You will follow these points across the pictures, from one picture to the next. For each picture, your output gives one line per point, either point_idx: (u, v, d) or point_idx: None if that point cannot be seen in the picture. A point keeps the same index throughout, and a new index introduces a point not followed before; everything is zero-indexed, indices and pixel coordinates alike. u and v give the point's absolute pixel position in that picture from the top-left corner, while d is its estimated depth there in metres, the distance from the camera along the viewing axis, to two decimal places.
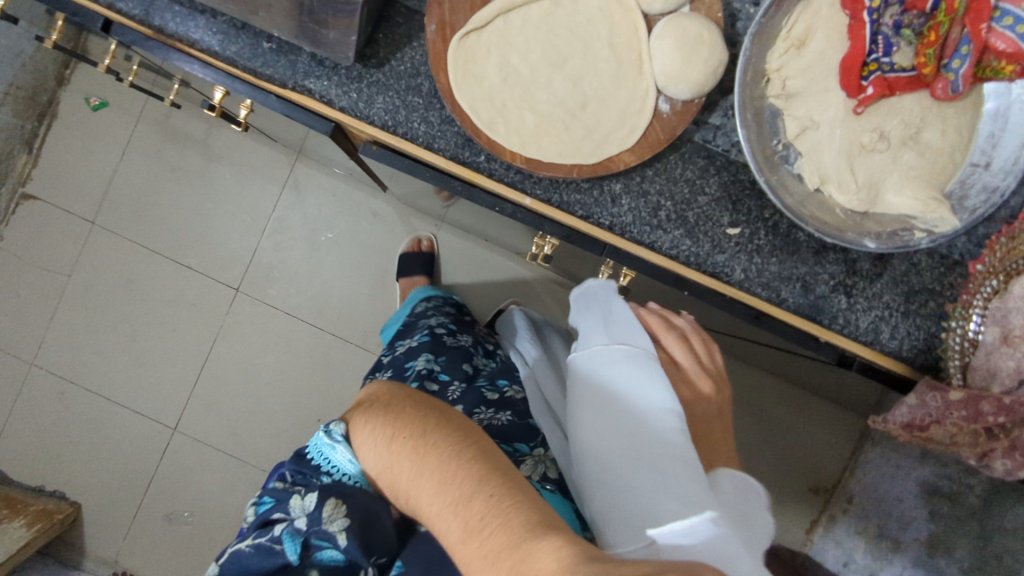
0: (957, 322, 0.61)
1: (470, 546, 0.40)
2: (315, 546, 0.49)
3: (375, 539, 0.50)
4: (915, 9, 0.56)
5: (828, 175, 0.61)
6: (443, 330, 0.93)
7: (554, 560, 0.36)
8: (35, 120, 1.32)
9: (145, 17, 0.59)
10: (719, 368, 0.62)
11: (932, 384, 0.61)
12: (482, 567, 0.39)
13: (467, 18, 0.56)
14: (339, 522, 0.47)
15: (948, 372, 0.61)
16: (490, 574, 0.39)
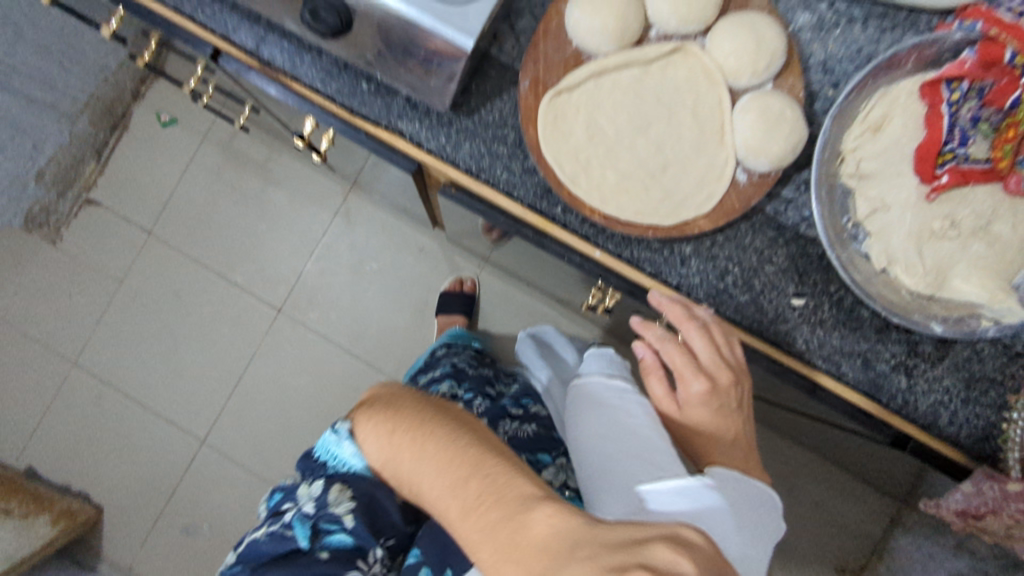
0: (1020, 413, 0.61)
1: (468, 521, 0.40)
2: (325, 530, 0.55)
3: (379, 523, 0.57)
4: (994, 105, 0.57)
5: (895, 257, 0.62)
6: (464, 364, 0.98)
7: (546, 525, 0.36)
8: (107, 130, 1.37)
9: (255, 50, 0.62)
10: (738, 360, 0.58)
11: (989, 472, 0.61)
12: (480, 539, 0.39)
13: (560, 79, 0.58)
14: (344, 505, 0.54)
15: (1008, 464, 0.61)
16: (486, 544, 0.38)
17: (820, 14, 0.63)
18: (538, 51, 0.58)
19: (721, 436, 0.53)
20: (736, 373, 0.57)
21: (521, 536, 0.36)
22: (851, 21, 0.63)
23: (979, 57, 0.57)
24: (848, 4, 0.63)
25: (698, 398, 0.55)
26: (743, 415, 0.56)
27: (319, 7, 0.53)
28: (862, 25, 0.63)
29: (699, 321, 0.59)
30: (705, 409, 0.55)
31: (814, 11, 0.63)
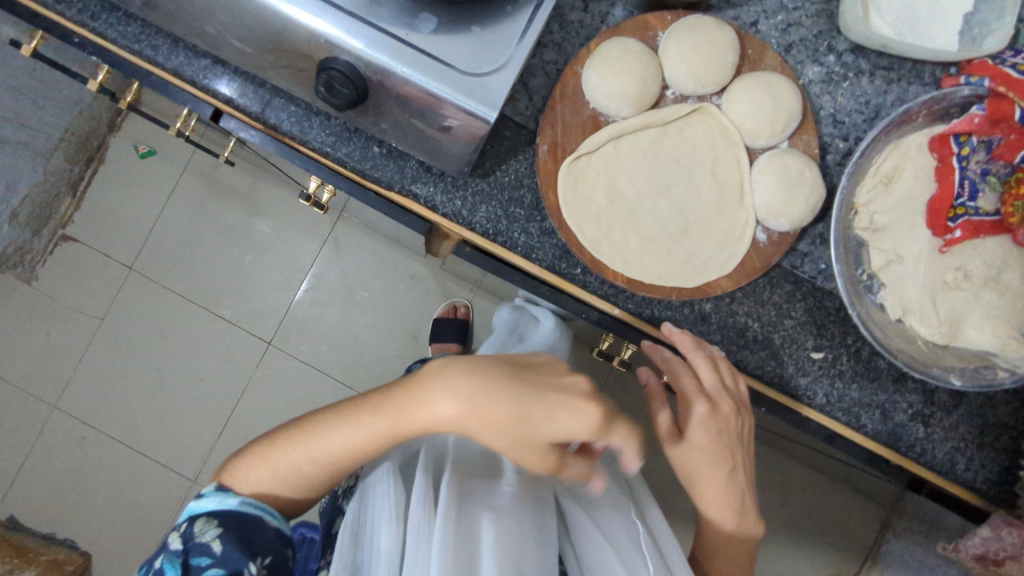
0: None
1: (398, 414, 0.48)
2: (195, 567, 0.50)
3: (256, 539, 0.52)
4: (1002, 159, 0.59)
5: (910, 307, 0.63)
6: None
7: (443, 365, 0.46)
8: (83, 164, 1.33)
9: (261, 114, 0.60)
10: (741, 394, 0.59)
11: (1006, 518, 0.65)
12: (407, 411, 0.47)
13: (579, 142, 0.58)
14: (211, 531, 0.51)
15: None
16: (418, 412, 0.47)
17: (829, 67, 0.63)
18: (554, 114, 0.58)
19: (706, 461, 0.56)
20: (737, 405, 0.58)
21: (467, 367, 0.45)
22: (859, 72, 0.63)
23: (987, 113, 0.59)
24: (855, 57, 0.63)
25: (699, 422, 0.57)
26: (734, 444, 0.58)
27: (333, 80, 0.51)
28: (869, 77, 0.63)
29: (708, 351, 0.60)
30: (708, 436, 0.56)
31: (823, 64, 0.63)
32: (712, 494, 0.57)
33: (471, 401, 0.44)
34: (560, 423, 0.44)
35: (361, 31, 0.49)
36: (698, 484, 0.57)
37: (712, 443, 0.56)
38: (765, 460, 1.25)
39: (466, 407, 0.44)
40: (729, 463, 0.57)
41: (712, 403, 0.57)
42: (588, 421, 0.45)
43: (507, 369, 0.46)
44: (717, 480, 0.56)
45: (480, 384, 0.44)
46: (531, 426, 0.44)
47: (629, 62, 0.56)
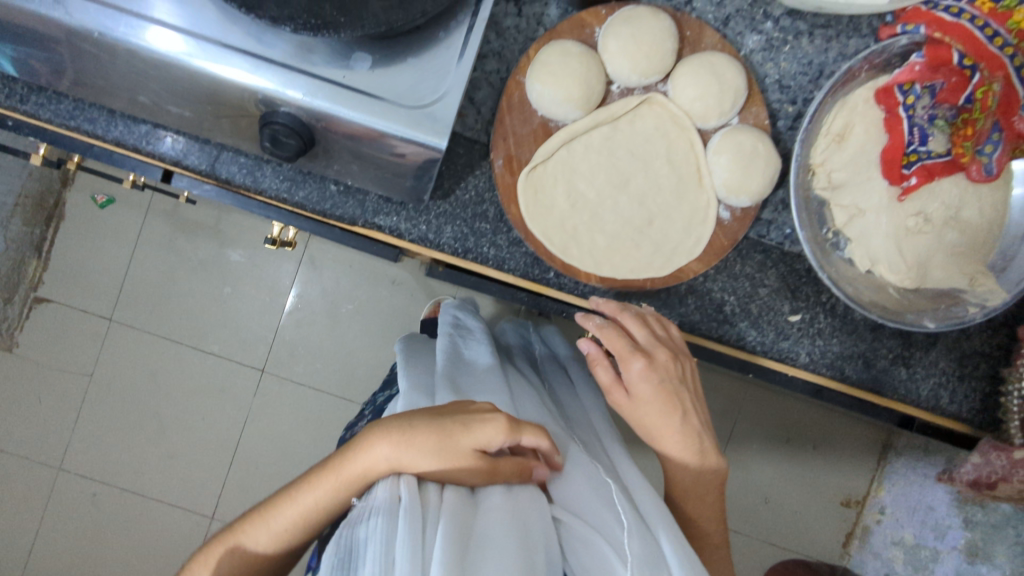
0: (1014, 385, 0.65)
1: (346, 466, 0.48)
2: None
3: None
4: (947, 103, 0.59)
5: (877, 258, 0.65)
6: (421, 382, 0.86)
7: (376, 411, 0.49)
8: (43, 224, 1.31)
9: (211, 171, 0.60)
10: (675, 339, 0.59)
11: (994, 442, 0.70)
12: (353, 460, 0.47)
13: (532, 151, 0.58)
14: None
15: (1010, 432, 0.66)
16: (362, 458, 0.47)
17: (768, 34, 0.63)
18: (504, 127, 0.58)
19: (658, 410, 0.56)
20: (673, 351, 0.58)
21: (406, 419, 0.48)
22: (798, 35, 0.63)
23: (928, 59, 0.59)
24: (793, 20, 0.63)
25: (639, 376, 0.56)
26: (681, 387, 0.57)
27: (276, 133, 0.51)
28: (809, 37, 0.63)
29: (634, 309, 0.60)
30: (652, 385, 0.56)
31: (762, 32, 0.63)
32: (671, 443, 0.57)
33: (396, 436, 0.46)
34: (474, 434, 0.47)
35: (297, 81, 0.49)
36: (656, 432, 0.57)
37: (658, 392, 0.56)
38: (765, 405, 1.28)
39: (393, 441, 0.46)
40: (679, 410, 0.57)
41: (647, 354, 0.57)
42: (500, 423, 0.48)
43: (418, 411, 0.50)
44: (670, 427, 0.56)
45: (399, 425, 0.47)
46: (453, 438, 0.47)
47: (571, 66, 0.56)
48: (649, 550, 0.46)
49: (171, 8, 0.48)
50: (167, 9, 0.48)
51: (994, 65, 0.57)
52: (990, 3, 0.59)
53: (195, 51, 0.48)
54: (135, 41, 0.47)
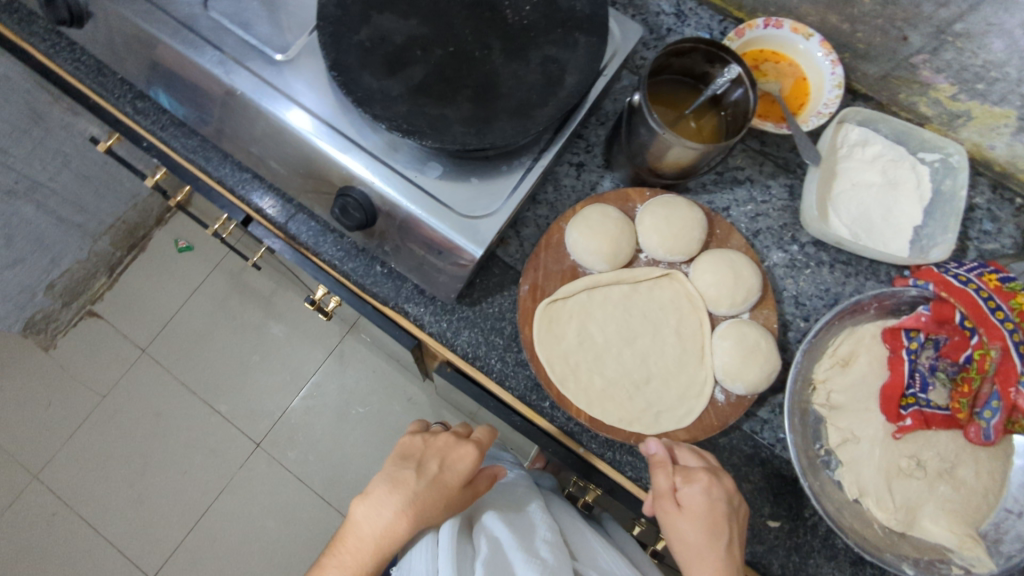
0: None
1: (364, 544, 0.49)
2: None
3: None
4: (949, 357, 0.63)
5: (866, 488, 0.64)
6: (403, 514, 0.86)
7: (377, 484, 0.52)
8: (126, 250, 1.44)
9: (284, 225, 0.70)
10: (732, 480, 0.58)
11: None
12: (370, 531, 0.50)
13: (557, 286, 0.64)
14: None
15: None
16: (380, 527, 0.50)
17: (792, 255, 0.71)
18: (538, 260, 0.65)
19: (705, 532, 0.53)
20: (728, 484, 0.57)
21: (403, 477, 0.52)
22: (819, 263, 0.71)
23: (933, 313, 0.64)
24: (816, 249, 0.71)
25: (695, 490, 0.55)
26: (733, 519, 0.55)
27: (347, 204, 0.60)
28: (830, 268, 0.71)
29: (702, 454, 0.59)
30: (706, 507, 0.54)
31: (787, 251, 0.71)
32: None
33: (408, 507, 0.50)
34: (455, 467, 0.54)
35: (376, 167, 0.59)
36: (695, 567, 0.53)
37: (709, 509, 0.54)
38: None
39: (408, 513, 0.50)
40: (725, 539, 0.54)
41: (711, 476, 0.56)
42: (473, 455, 0.56)
43: (400, 467, 0.54)
44: (714, 556, 0.53)
45: (403, 495, 0.51)
46: (445, 477, 0.53)
47: (608, 225, 0.64)
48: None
49: (299, 87, 0.60)
50: (295, 86, 0.60)
51: (993, 333, 0.60)
52: (997, 280, 0.63)
53: (323, 135, 0.59)
54: (260, 101, 0.59)
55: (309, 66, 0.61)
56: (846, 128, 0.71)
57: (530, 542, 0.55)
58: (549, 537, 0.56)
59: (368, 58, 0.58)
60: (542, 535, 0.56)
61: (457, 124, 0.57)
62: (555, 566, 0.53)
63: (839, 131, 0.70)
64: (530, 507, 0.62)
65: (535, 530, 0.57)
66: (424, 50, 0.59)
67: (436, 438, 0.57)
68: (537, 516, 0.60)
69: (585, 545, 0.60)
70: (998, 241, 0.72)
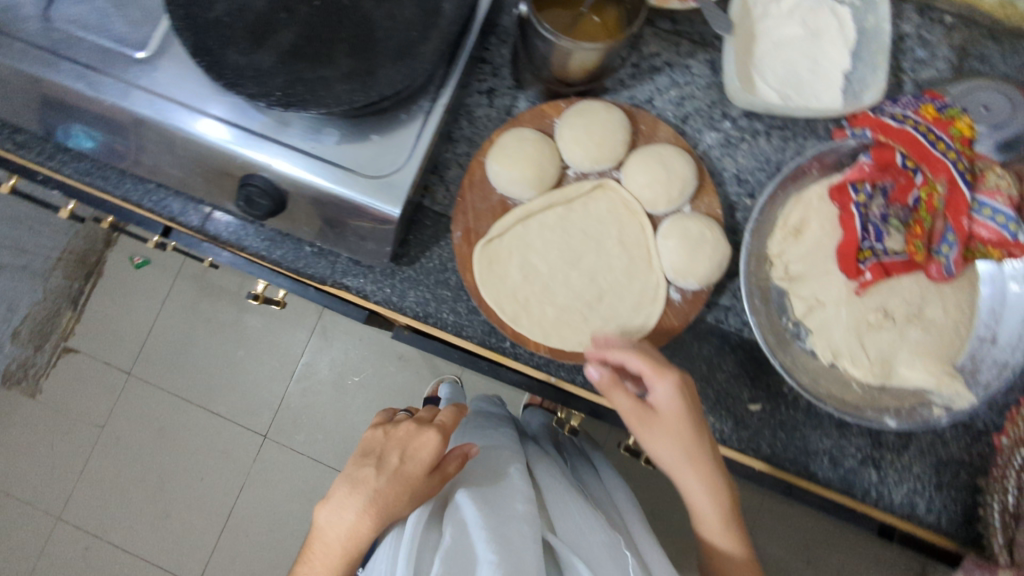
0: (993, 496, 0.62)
1: (332, 549, 0.51)
2: None
3: None
4: (898, 202, 0.62)
5: (839, 351, 0.64)
6: None
7: (338, 488, 0.53)
8: (82, 280, 1.40)
9: (202, 227, 0.67)
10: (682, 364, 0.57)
11: (977, 561, 0.64)
12: (336, 535, 0.51)
13: (490, 225, 0.62)
14: None
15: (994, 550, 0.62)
16: (345, 531, 0.51)
17: (725, 132, 0.68)
18: (465, 203, 0.62)
19: (687, 435, 0.54)
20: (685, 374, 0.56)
21: (361, 478, 0.53)
22: (755, 134, 0.68)
23: (875, 160, 0.62)
24: (749, 121, 0.68)
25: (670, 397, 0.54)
26: (699, 410, 0.56)
27: (251, 194, 0.57)
28: (766, 137, 0.68)
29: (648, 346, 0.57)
30: (682, 413, 0.54)
31: (720, 130, 0.68)
32: (696, 475, 0.55)
33: (369, 505, 0.51)
34: (414, 457, 0.54)
35: (270, 148, 0.55)
36: (683, 468, 0.55)
37: (688, 414, 0.54)
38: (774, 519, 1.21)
39: (372, 512, 0.51)
40: (701, 431, 0.55)
41: (680, 377, 0.55)
42: (435, 441, 0.56)
43: (360, 465, 0.55)
44: (698, 453, 0.55)
45: (364, 495, 0.52)
46: (405, 471, 0.53)
47: (526, 149, 0.61)
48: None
49: (169, 81, 0.56)
50: (163, 81, 0.56)
51: (936, 167, 0.58)
52: (935, 111, 0.61)
53: (206, 128, 0.55)
54: (129, 106, 0.55)
55: (173, 54, 0.56)
56: None
57: (499, 521, 0.52)
58: (523, 513, 0.54)
59: (229, 33, 0.53)
60: (515, 511, 0.54)
61: (338, 82, 0.53)
62: (521, 543, 0.50)
63: None
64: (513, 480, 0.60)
65: (511, 505, 0.55)
66: (289, 11, 0.54)
67: (397, 428, 0.58)
68: (518, 491, 0.58)
69: (569, 509, 0.58)
70: (934, 68, 0.69)
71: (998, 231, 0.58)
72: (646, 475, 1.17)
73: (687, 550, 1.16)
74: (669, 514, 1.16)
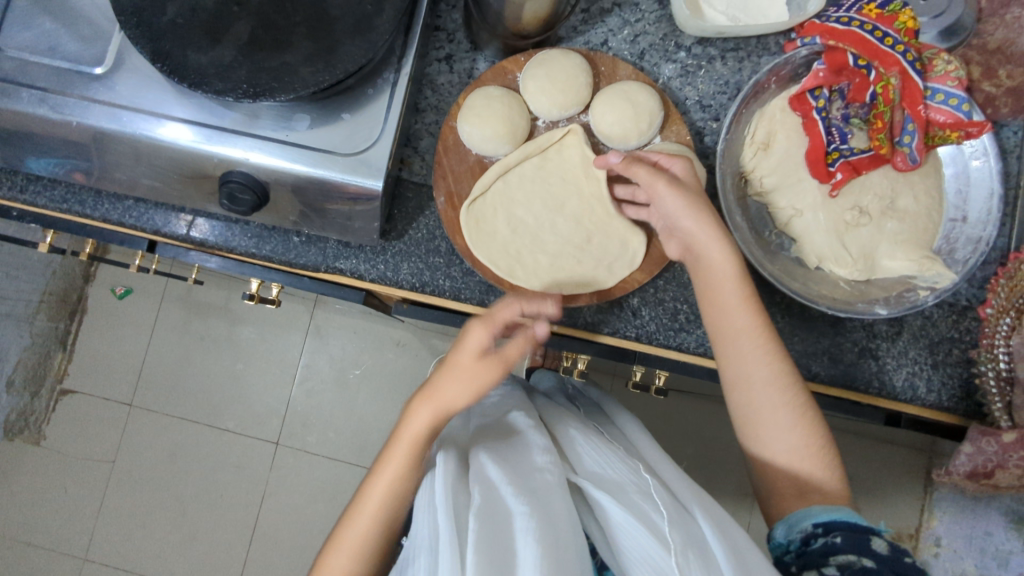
0: (986, 365, 0.65)
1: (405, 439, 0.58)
2: None
3: None
4: (857, 102, 0.64)
5: (824, 253, 0.66)
6: None
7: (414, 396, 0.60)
8: (67, 319, 1.39)
9: (187, 235, 0.67)
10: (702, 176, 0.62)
11: (981, 428, 0.66)
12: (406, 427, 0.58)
13: (471, 186, 0.64)
14: None
15: (994, 414, 0.66)
16: (411, 420, 0.58)
17: (682, 62, 0.69)
18: (443, 168, 0.64)
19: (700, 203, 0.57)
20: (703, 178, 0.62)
21: (428, 380, 0.60)
22: (711, 59, 0.70)
23: (828, 65, 0.64)
24: (703, 47, 0.70)
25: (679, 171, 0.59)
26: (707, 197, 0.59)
27: (233, 190, 0.57)
28: (722, 61, 0.69)
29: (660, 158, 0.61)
30: (691, 181, 0.59)
31: (676, 61, 0.69)
32: (713, 246, 0.56)
33: (427, 394, 0.58)
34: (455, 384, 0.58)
35: (246, 142, 0.56)
36: (705, 238, 0.57)
37: (693, 183, 0.59)
38: None
39: (430, 399, 0.58)
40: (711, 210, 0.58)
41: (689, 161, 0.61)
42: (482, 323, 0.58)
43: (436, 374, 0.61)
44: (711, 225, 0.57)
45: (427, 388, 0.59)
46: (455, 357, 0.58)
47: (494, 106, 0.62)
48: (694, 539, 0.49)
49: (131, 93, 0.56)
50: (126, 94, 0.56)
51: (888, 61, 0.61)
52: (877, 8, 0.63)
53: (177, 134, 0.56)
54: (94, 123, 0.56)
55: (131, 65, 0.56)
56: None
57: (522, 478, 0.53)
58: (545, 464, 0.55)
59: (184, 34, 0.53)
60: (534, 464, 0.55)
61: (302, 67, 0.54)
62: (546, 496, 0.51)
63: None
64: (527, 434, 0.60)
65: (528, 459, 0.56)
66: (239, 4, 0.54)
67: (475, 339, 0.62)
68: (533, 444, 0.58)
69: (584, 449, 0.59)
70: None
71: (953, 113, 0.62)
72: (657, 413, 1.21)
73: (706, 479, 1.19)
74: (683, 448, 1.20)
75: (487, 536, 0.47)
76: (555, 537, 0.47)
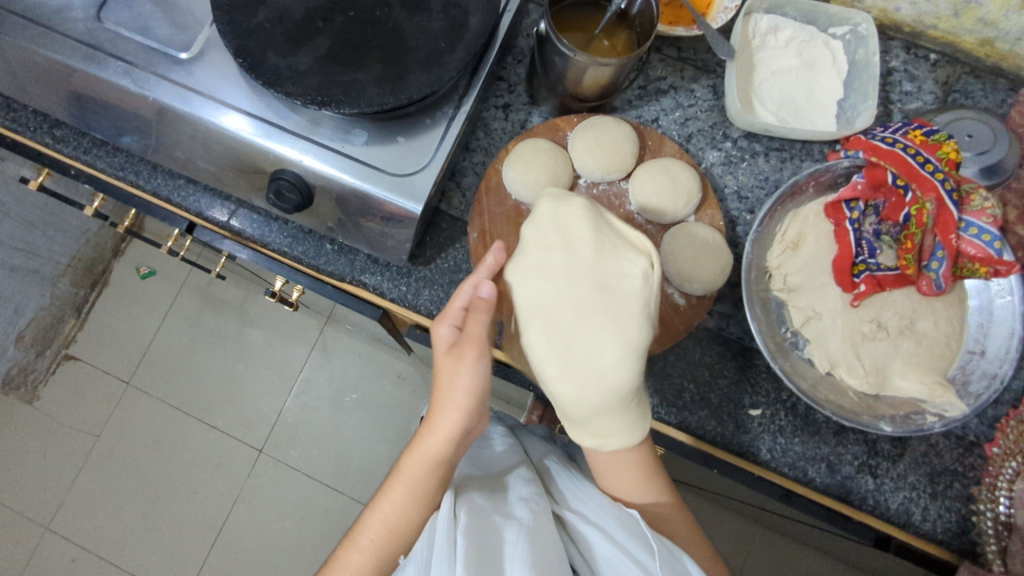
0: (986, 504, 0.65)
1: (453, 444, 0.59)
2: None
3: None
4: (890, 220, 0.66)
5: (836, 360, 0.66)
6: None
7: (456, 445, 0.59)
8: (88, 288, 1.42)
9: (227, 222, 0.70)
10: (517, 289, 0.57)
11: (972, 569, 0.64)
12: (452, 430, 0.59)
13: (504, 228, 0.66)
14: None
15: (987, 557, 0.64)
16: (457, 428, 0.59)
17: (727, 151, 0.72)
18: (481, 207, 0.66)
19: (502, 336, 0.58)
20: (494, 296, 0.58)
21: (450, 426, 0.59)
22: (754, 154, 0.72)
23: (867, 179, 0.66)
24: (749, 142, 0.72)
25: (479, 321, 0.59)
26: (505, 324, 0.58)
27: (281, 187, 0.60)
28: (765, 157, 0.72)
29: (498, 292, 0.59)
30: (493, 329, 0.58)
31: (721, 149, 0.72)
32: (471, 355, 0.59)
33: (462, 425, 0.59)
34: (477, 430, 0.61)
35: (301, 145, 0.59)
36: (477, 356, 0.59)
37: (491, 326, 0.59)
38: (764, 547, 1.22)
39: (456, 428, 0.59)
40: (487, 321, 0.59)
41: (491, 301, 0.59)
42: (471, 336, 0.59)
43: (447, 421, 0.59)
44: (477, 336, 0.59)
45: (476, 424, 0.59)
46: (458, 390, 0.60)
47: (541, 158, 0.65)
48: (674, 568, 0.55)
49: (209, 82, 0.60)
50: (202, 80, 0.60)
51: (925, 186, 0.62)
52: (923, 135, 0.65)
53: (243, 125, 0.59)
54: (167, 101, 0.59)
55: (214, 56, 0.60)
56: (755, 18, 0.71)
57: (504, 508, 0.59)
58: (525, 494, 0.62)
59: (270, 37, 0.57)
60: (519, 493, 0.62)
61: (371, 87, 0.57)
62: (529, 519, 0.58)
63: (748, 23, 0.71)
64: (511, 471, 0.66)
65: (512, 492, 0.62)
66: (325, 21, 0.58)
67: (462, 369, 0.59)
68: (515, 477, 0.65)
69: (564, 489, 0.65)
70: (919, 100, 0.74)
71: (985, 248, 0.63)
72: None
73: None
74: None
75: (474, 548, 0.53)
76: (541, 556, 0.54)
